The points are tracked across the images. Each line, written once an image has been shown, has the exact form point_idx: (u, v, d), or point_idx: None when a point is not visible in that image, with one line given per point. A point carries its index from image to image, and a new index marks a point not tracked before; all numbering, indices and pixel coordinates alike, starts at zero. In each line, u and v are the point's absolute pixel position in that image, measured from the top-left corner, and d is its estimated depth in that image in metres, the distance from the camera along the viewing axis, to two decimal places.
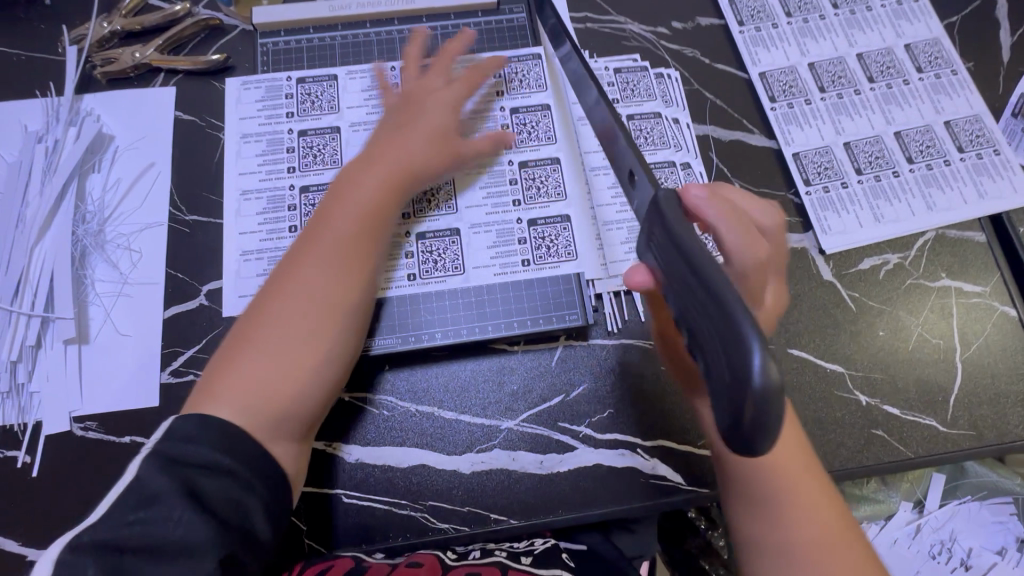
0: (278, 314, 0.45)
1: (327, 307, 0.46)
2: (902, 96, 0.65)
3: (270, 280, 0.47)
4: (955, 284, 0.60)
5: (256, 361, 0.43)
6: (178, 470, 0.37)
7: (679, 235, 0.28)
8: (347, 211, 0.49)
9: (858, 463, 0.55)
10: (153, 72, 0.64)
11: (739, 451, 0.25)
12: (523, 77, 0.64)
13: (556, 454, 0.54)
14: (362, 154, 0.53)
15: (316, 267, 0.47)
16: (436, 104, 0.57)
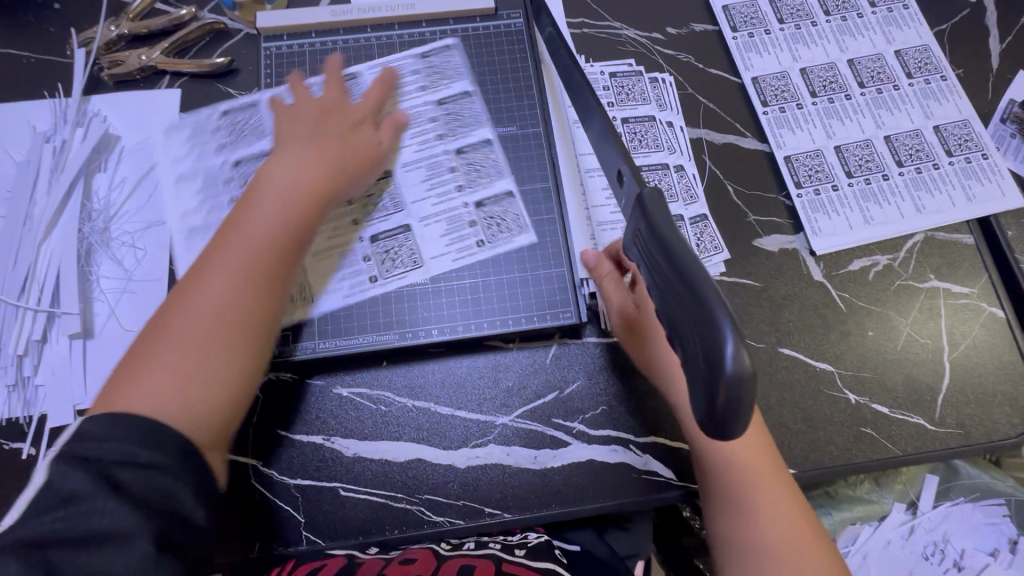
0: (189, 315, 0.43)
1: (244, 301, 0.45)
2: (892, 101, 0.66)
3: (178, 286, 0.46)
4: (943, 285, 0.61)
5: (166, 363, 0.41)
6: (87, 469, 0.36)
7: (662, 232, 0.30)
8: (263, 209, 0.49)
9: (847, 460, 0.56)
10: (158, 74, 0.65)
11: (713, 435, 0.27)
12: (444, 75, 0.65)
13: (550, 450, 0.55)
14: (278, 156, 0.52)
15: (230, 265, 0.45)
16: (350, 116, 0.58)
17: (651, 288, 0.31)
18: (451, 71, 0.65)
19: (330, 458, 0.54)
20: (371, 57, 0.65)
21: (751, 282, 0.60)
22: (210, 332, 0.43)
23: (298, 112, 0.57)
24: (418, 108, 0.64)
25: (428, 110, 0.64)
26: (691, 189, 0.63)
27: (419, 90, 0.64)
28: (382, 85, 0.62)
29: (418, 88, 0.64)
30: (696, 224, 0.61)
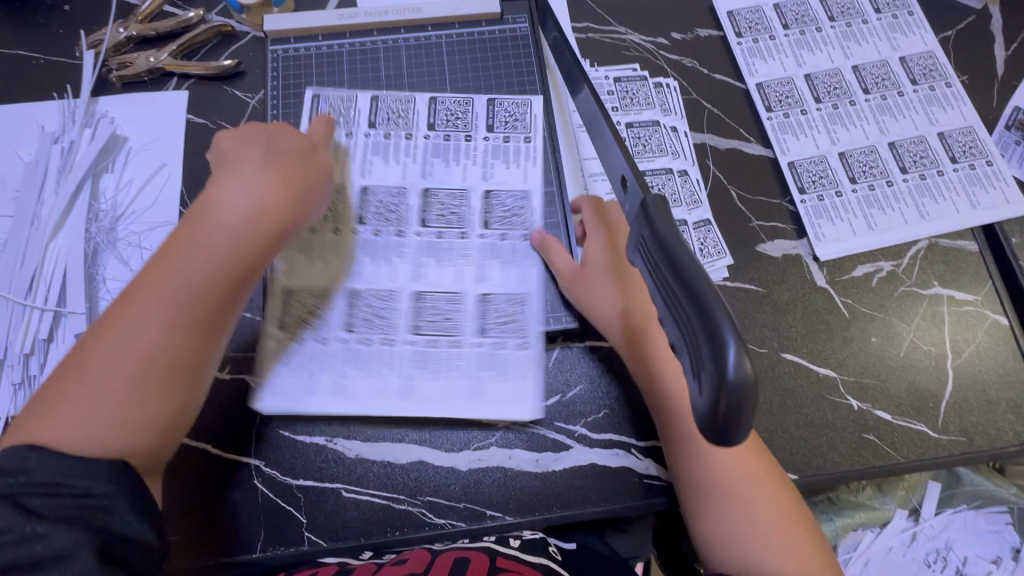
0: (112, 355, 0.44)
1: (169, 347, 0.46)
2: (896, 107, 0.67)
3: (106, 318, 0.46)
4: (947, 292, 0.61)
5: (87, 403, 0.43)
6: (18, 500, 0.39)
7: (665, 239, 0.30)
8: (200, 249, 0.48)
9: (850, 466, 0.55)
10: (166, 76, 0.66)
11: (715, 442, 0.27)
12: (348, 113, 0.63)
13: (551, 453, 0.55)
14: (221, 185, 0.52)
15: (155, 307, 0.46)
16: (305, 144, 0.56)
17: (653, 293, 0.31)
18: (456, 75, 0.66)
19: (331, 459, 0.54)
20: (377, 61, 0.66)
21: (754, 287, 0.60)
22: (132, 372, 0.44)
23: (247, 136, 0.55)
24: (367, 140, 0.62)
25: (379, 129, 0.63)
26: (695, 194, 0.63)
27: (345, 131, 0.62)
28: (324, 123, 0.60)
29: (343, 131, 0.62)
30: (699, 229, 0.61)
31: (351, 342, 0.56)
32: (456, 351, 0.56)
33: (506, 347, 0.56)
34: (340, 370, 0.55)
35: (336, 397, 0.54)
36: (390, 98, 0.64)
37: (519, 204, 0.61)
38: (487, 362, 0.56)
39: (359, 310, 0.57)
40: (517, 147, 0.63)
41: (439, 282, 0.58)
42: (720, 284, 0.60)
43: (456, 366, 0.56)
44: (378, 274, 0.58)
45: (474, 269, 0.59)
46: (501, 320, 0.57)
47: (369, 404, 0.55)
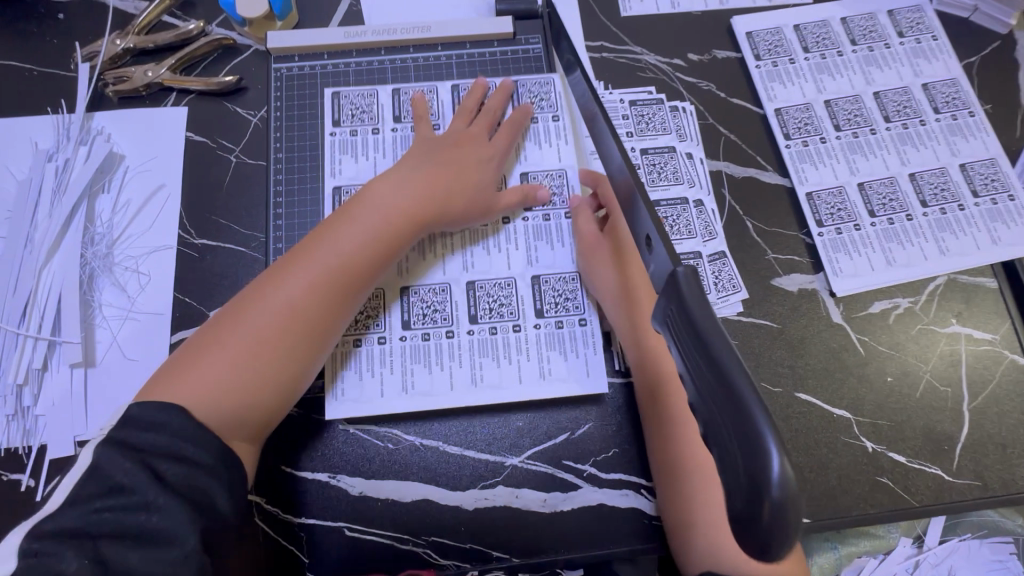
0: (255, 320, 0.50)
1: (299, 327, 0.50)
2: (918, 136, 0.65)
3: (263, 277, 0.52)
4: (965, 331, 0.59)
5: (220, 364, 0.48)
6: (139, 458, 0.42)
7: (698, 321, 0.28)
8: (350, 245, 0.53)
9: (864, 510, 0.54)
10: (164, 91, 0.63)
11: (753, 552, 0.25)
12: (371, 109, 0.62)
13: (559, 493, 0.54)
14: (382, 184, 0.56)
15: (298, 290, 0.51)
16: (470, 156, 0.59)
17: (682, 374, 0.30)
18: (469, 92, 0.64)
19: (334, 496, 0.53)
20: (383, 80, 0.63)
21: (770, 323, 0.59)
22: (271, 345, 0.49)
23: (424, 139, 0.59)
24: (394, 135, 0.62)
25: (406, 122, 0.62)
26: (710, 225, 0.61)
27: (372, 128, 0.62)
28: (516, 121, 0.61)
29: (370, 128, 0.62)
30: (714, 262, 0.60)
31: (413, 340, 0.57)
32: (515, 336, 0.58)
33: (568, 327, 0.58)
34: (403, 366, 0.56)
35: (404, 394, 0.56)
36: (409, 90, 0.63)
37: (557, 187, 0.62)
38: (548, 347, 0.57)
39: (415, 307, 0.58)
40: (544, 128, 0.63)
41: (489, 268, 0.60)
42: (734, 319, 0.59)
43: (515, 350, 0.57)
44: (428, 268, 0.59)
45: (524, 254, 0.60)
46: (556, 301, 0.59)
47: (435, 395, 0.56)
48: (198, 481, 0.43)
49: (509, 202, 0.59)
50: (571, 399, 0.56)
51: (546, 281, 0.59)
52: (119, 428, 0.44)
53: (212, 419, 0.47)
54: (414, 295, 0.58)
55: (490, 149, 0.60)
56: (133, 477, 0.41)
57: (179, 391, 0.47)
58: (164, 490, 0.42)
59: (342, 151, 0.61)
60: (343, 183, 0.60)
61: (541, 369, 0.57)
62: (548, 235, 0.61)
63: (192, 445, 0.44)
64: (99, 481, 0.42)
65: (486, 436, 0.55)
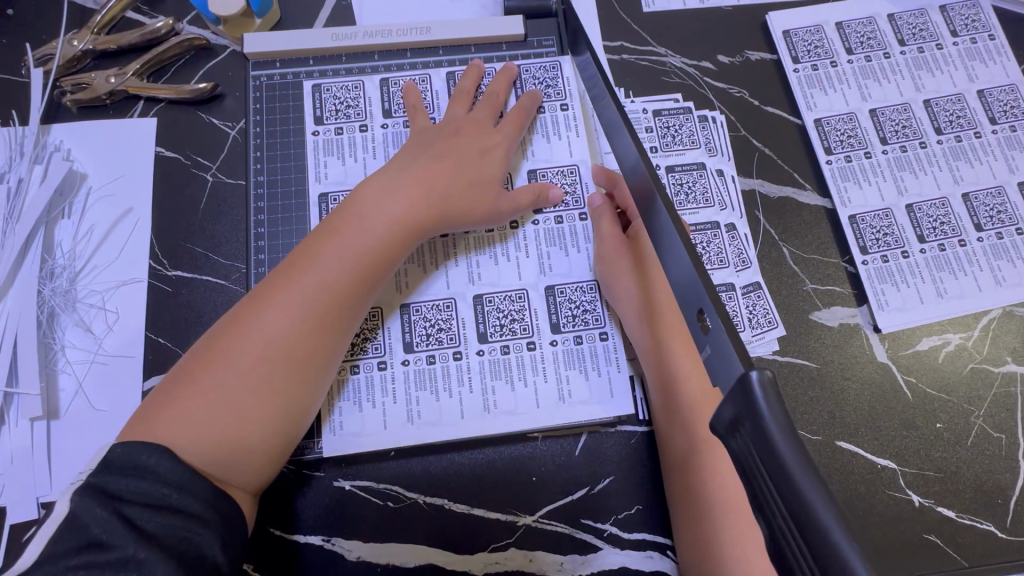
0: (242, 344, 0.43)
1: (295, 347, 0.44)
2: (972, 151, 0.58)
3: (245, 301, 0.45)
4: (1021, 370, 0.54)
5: (199, 408, 0.41)
6: (117, 510, 0.36)
7: (784, 455, 0.23)
8: (343, 260, 0.45)
9: (912, 571, 0.50)
10: (130, 99, 0.56)
11: None
12: (357, 103, 0.55)
13: (578, 555, 0.49)
14: (377, 182, 0.48)
15: (285, 316, 0.44)
16: (474, 146, 0.51)
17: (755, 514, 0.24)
18: None
19: (328, 562, 0.48)
20: (373, 87, 0.56)
21: (808, 363, 0.53)
22: (258, 383, 0.42)
23: (421, 130, 0.52)
24: (384, 131, 0.55)
25: (397, 117, 0.55)
26: (743, 252, 0.55)
27: (360, 125, 0.55)
28: (523, 108, 0.54)
29: (357, 125, 0.55)
30: (748, 294, 0.54)
31: (417, 364, 0.51)
32: (529, 355, 0.51)
33: (588, 343, 0.51)
34: (407, 394, 0.50)
35: (408, 425, 0.49)
36: (400, 79, 0.56)
37: (567, 184, 0.54)
38: (565, 365, 0.51)
39: (417, 326, 0.51)
40: (553, 120, 0.56)
41: (497, 278, 0.52)
42: (771, 358, 0.53)
43: (530, 370, 0.51)
44: (428, 281, 0.52)
45: (536, 263, 0.53)
46: (573, 315, 0.52)
47: (443, 424, 0.49)
48: (187, 531, 0.37)
49: (522, 201, 0.51)
50: (595, 426, 0.51)
51: (561, 291, 0.52)
52: (99, 472, 0.38)
53: (202, 462, 0.40)
54: (414, 312, 0.51)
55: (497, 139, 0.52)
56: (111, 530, 0.36)
57: (158, 434, 0.40)
58: (146, 543, 0.36)
59: (327, 152, 0.54)
60: (330, 190, 0.53)
61: (559, 393, 0.50)
62: (560, 239, 0.53)
63: (179, 491, 0.38)
64: (75, 534, 0.36)
65: (509, 464, 0.50)
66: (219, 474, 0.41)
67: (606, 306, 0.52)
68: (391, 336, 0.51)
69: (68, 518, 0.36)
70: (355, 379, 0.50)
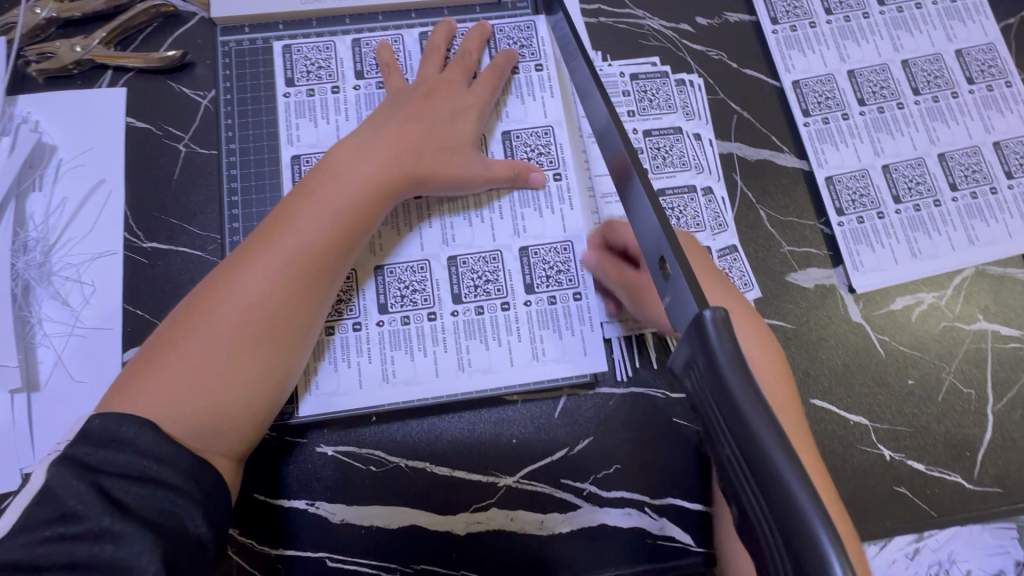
0: (218, 309, 0.43)
1: (275, 309, 0.44)
2: (949, 111, 0.59)
3: (222, 266, 0.45)
4: (991, 327, 0.55)
5: (181, 372, 0.41)
6: (93, 482, 0.36)
7: (734, 388, 0.23)
8: (319, 221, 0.45)
9: (881, 521, 0.51)
10: (98, 69, 0.55)
11: None
12: (328, 65, 0.54)
13: (557, 514, 0.50)
14: (351, 144, 0.48)
15: (263, 279, 0.44)
16: (448, 110, 0.51)
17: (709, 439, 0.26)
18: None
19: (313, 526, 0.49)
20: (345, 52, 0.55)
21: (784, 324, 0.54)
22: (240, 346, 0.43)
23: (394, 91, 0.52)
24: (356, 94, 0.54)
25: (369, 78, 0.54)
26: (720, 216, 0.55)
27: (332, 87, 0.54)
28: (496, 68, 0.53)
29: (329, 87, 0.54)
30: (724, 257, 0.54)
31: (392, 325, 0.50)
32: (503, 316, 0.51)
33: (561, 303, 0.51)
34: (381, 353, 0.50)
35: (383, 385, 0.50)
36: (373, 40, 0.55)
37: (542, 145, 0.54)
38: (539, 324, 0.51)
39: (391, 287, 0.51)
40: (527, 81, 0.55)
41: (471, 240, 0.52)
42: None
43: (504, 329, 0.51)
44: (403, 242, 0.52)
45: (511, 224, 0.52)
46: (547, 275, 0.52)
47: (418, 384, 0.50)
48: (168, 502, 0.38)
49: (499, 175, 0.51)
50: (573, 388, 0.51)
51: (535, 253, 0.52)
52: (76, 443, 0.38)
53: (181, 429, 0.40)
54: (389, 274, 0.51)
55: (469, 99, 0.52)
56: (88, 502, 0.36)
57: (136, 401, 0.40)
58: (123, 515, 0.36)
59: (299, 115, 0.53)
60: (302, 151, 0.53)
61: (533, 350, 0.50)
62: (535, 201, 0.53)
63: (159, 462, 0.38)
64: (51, 506, 0.36)
65: (489, 427, 0.51)
66: (205, 436, 0.42)
67: (581, 266, 0.52)
68: (365, 299, 0.51)
69: (47, 488, 0.37)
70: (331, 342, 0.50)
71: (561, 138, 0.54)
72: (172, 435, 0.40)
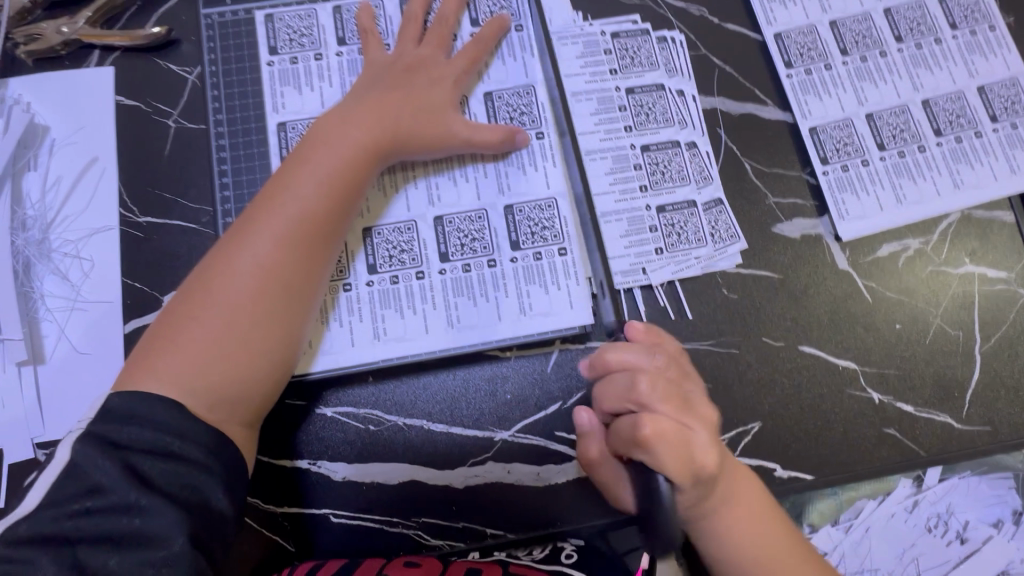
0: (228, 283, 0.43)
1: (281, 274, 0.44)
2: (933, 57, 0.59)
3: (226, 235, 0.46)
4: (978, 270, 0.56)
5: (197, 340, 0.42)
6: (118, 457, 0.37)
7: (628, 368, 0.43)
8: (315, 184, 0.46)
9: (870, 462, 0.52)
10: (86, 49, 0.56)
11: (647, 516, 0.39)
12: (310, 33, 0.55)
13: (553, 465, 0.51)
14: (335, 112, 0.49)
15: (268, 245, 0.44)
16: (432, 77, 0.51)
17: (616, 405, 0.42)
18: None
19: (317, 484, 0.50)
20: (326, 21, 0.55)
21: (771, 274, 0.54)
22: (251, 312, 0.43)
23: (374, 58, 0.52)
24: (340, 61, 0.55)
25: (351, 45, 0.55)
26: (705, 169, 0.56)
27: (314, 54, 0.55)
28: (480, 37, 0.54)
29: (312, 54, 0.55)
30: (710, 210, 0.55)
31: (381, 285, 0.51)
32: (489, 273, 0.52)
33: (547, 258, 0.52)
34: (372, 312, 0.51)
35: (375, 343, 0.51)
36: (354, 7, 0.56)
37: (524, 105, 0.54)
38: (526, 279, 0.52)
39: (380, 249, 0.52)
40: (508, 42, 0.55)
41: (457, 199, 0.53)
42: (733, 271, 0.54)
43: (491, 286, 0.52)
44: (390, 204, 0.52)
45: (495, 182, 0.53)
46: (532, 231, 0.52)
47: (409, 341, 0.51)
48: (190, 478, 0.38)
49: (484, 140, 0.51)
50: (565, 343, 0.52)
51: (520, 210, 0.53)
52: (93, 420, 0.39)
53: (205, 408, 0.41)
54: (377, 236, 0.52)
55: (451, 66, 0.52)
56: (112, 478, 0.37)
57: (155, 377, 0.41)
58: (148, 490, 0.37)
59: (283, 82, 0.54)
60: (287, 119, 0.53)
61: (520, 305, 0.51)
62: (519, 159, 0.53)
63: (180, 438, 0.39)
64: (76, 482, 0.37)
65: (484, 384, 0.52)
66: (223, 401, 0.42)
67: (567, 222, 0.53)
68: (355, 262, 0.51)
69: (69, 460, 0.38)
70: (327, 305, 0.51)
71: (542, 99, 0.55)
72: (199, 415, 0.41)
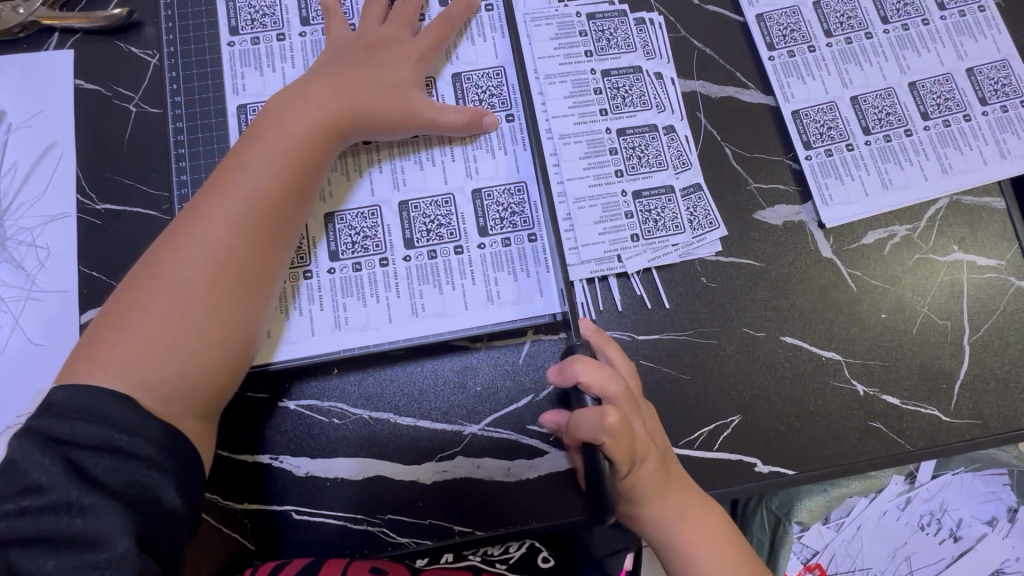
0: (178, 268, 0.42)
1: (235, 258, 0.43)
2: (920, 39, 0.57)
3: (177, 220, 0.44)
4: (967, 258, 0.54)
5: (146, 328, 0.40)
6: (58, 452, 0.35)
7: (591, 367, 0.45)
8: (269, 164, 0.44)
9: (854, 457, 0.50)
10: (44, 32, 0.54)
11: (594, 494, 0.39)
12: (273, 13, 0.53)
13: (524, 460, 0.49)
14: (291, 91, 0.47)
15: (220, 228, 0.43)
16: (396, 55, 0.50)
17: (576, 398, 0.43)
18: None
19: (278, 480, 0.48)
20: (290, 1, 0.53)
21: (752, 262, 0.53)
22: (203, 298, 0.42)
23: (337, 39, 0.50)
24: (303, 41, 0.53)
25: (315, 25, 0.53)
26: (683, 154, 0.54)
27: (277, 35, 0.53)
28: (447, 14, 0.52)
29: (275, 35, 0.53)
30: (688, 196, 0.53)
31: (344, 272, 0.50)
32: (456, 259, 0.50)
33: (516, 245, 0.50)
34: (334, 301, 0.49)
35: (337, 332, 0.49)
36: None
37: (494, 87, 0.53)
38: (494, 266, 0.50)
39: (343, 235, 0.50)
40: (478, 23, 0.54)
41: (423, 184, 0.51)
42: (712, 260, 0.52)
43: (458, 273, 0.50)
44: (353, 188, 0.51)
45: (463, 166, 0.51)
46: (500, 217, 0.51)
47: (372, 330, 0.49)
48: (138, 475, 0.36)
49: (450, 122, 0.49)
50: (537, 333, 0.51)
51: (488, 194, 0.51)
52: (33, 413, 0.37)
53: (157, 401, 0.40)
54: (339, 222, 0.50)
55: (417, 45, 0.50)
56: (51, 475, 0.34)
57: (100, 368, 0.39)
58: (91, 487, 0.35)
59: (244, 63, 0.52)
60: (248, 101, 0.52)
61: (488, 293, 0.50)
62: (489, 142, 0.52)
63: (129, 434, 0.37)
64: (12, 479, 0.35)
65: (452, 375, 0.50)
66: (175, 392, 0.40)
67: (538, 208, 0.51)
68: (318, 249, 0.50)
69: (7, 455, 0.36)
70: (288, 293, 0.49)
71: (514, 81, 0.53)
72: (147, 407, 0.39)
